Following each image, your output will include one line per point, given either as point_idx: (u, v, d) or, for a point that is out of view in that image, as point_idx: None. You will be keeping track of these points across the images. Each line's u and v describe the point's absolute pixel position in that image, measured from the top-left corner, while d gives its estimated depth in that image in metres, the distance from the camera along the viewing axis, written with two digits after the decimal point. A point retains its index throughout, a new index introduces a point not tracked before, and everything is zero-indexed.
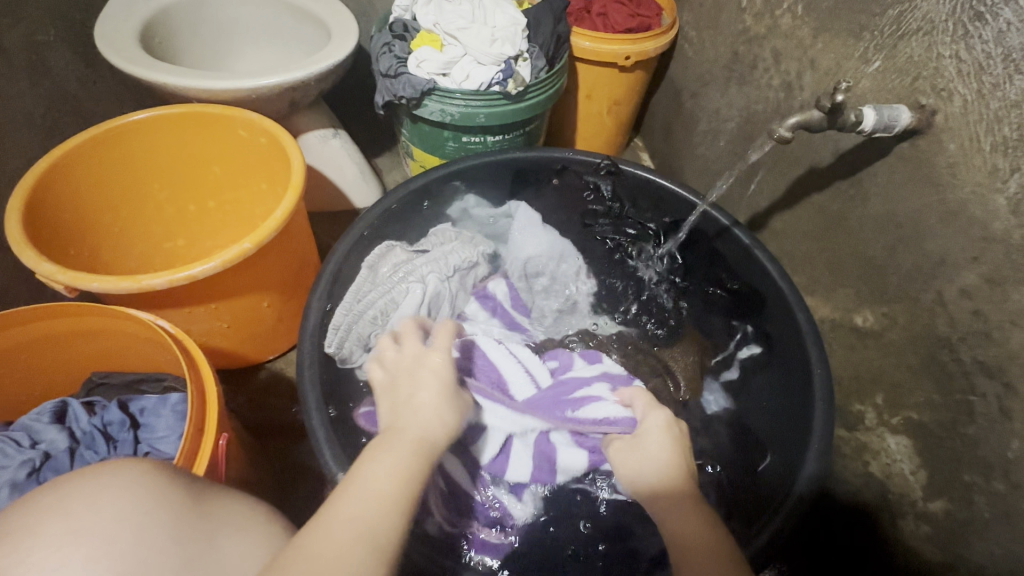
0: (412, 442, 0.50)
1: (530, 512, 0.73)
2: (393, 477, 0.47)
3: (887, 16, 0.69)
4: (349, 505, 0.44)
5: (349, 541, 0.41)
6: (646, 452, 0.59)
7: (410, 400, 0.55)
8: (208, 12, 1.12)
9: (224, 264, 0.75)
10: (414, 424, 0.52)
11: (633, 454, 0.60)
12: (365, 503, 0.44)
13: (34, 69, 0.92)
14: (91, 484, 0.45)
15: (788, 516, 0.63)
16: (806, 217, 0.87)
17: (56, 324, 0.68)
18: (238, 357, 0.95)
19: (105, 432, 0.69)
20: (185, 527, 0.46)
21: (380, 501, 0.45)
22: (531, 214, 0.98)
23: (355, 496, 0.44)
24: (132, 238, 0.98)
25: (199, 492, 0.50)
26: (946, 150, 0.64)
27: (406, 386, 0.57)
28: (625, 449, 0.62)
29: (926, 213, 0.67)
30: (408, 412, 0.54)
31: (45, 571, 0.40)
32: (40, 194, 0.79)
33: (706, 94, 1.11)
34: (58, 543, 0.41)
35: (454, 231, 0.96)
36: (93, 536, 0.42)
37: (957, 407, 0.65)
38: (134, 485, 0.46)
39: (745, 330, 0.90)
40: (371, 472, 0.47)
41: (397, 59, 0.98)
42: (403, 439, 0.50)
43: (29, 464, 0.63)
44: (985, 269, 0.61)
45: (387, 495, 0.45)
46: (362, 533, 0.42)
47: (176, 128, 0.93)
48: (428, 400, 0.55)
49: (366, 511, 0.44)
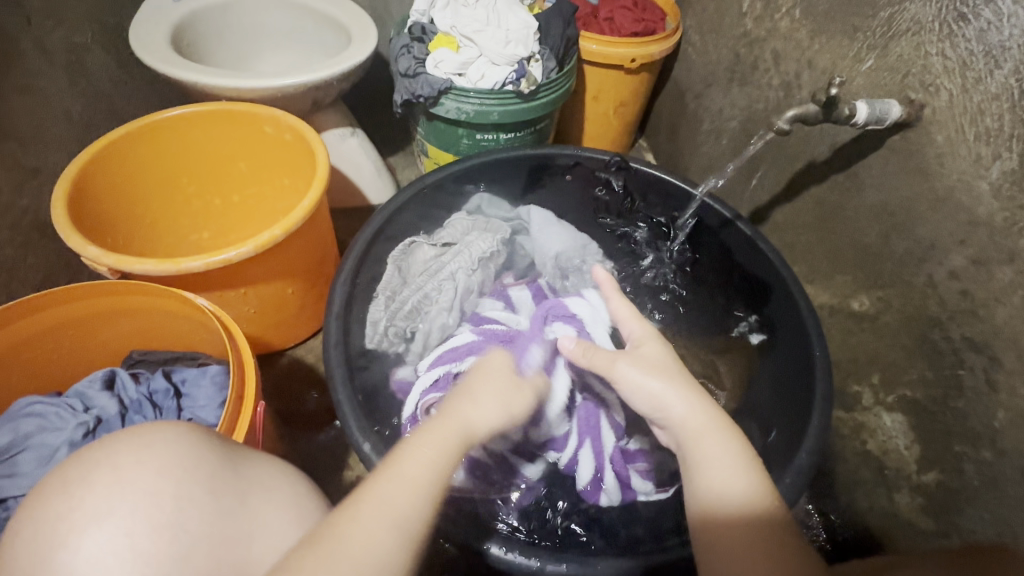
0: (457, 438, 0.50)
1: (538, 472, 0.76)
2: (427, 465, 0.48)
3: (879, 18, 0.74)
4: (386, 490, 0.45)
5: (376, 528, 0.43)
6: (664, 372, 0.57)
7: (472, 392, 0.55)
8: (232, 16, 1.17)
9: (257, 249, 0.80)
10: (463, 415, 0.52)
11: (639, 367, 0.57)
12: (402, 491, 0.46)
13: (73, 69, 0.98)
14: (135, 441, 0.49)
15: (797, 485, 0.66)
16: (806, 209, 0.91)
17: (101, 302, 0.74)
18: (263, 343, 1.00)
19: (151, 400, 0.74)
20: (219, 484, 0.50)
21: (419, 491, 0.46)
22: (546, 214, 1.02)
23: (397, 479, 0.46)
24: (164, 229, 1.02)
25: (234, 455, 0.54)
26: (933, 142, 0.68)
27: (474, 377, 0.57)
28: (631, 364, 0.57)
29: (917, 201, 0.71)
30: (466, 402, 0.53)
31: (100, 514, 0.45)
32: (81, 183, 0.84)
33: (710, 94, 1.16)
34: (108, 491, 0.46)
35: (468, 220, 0.98)
36: (139, 488, 0.46)
37: (947, 382, 0.69)
38: (177, 445, 0.50)
39: (749, 320, 0.92)
40: (411, 459, 0.48)
41: (415, 60, 1.04)
42: (451, 432, 0.50)
43: (85, 426, 0.69)
44: (971, 251, 0.66)
45: (426, 485, 0.47)
46: (393, 518, 0.44)
47: (208, 126, 0.99)
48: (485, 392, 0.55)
49: (400, 497, 0.45)
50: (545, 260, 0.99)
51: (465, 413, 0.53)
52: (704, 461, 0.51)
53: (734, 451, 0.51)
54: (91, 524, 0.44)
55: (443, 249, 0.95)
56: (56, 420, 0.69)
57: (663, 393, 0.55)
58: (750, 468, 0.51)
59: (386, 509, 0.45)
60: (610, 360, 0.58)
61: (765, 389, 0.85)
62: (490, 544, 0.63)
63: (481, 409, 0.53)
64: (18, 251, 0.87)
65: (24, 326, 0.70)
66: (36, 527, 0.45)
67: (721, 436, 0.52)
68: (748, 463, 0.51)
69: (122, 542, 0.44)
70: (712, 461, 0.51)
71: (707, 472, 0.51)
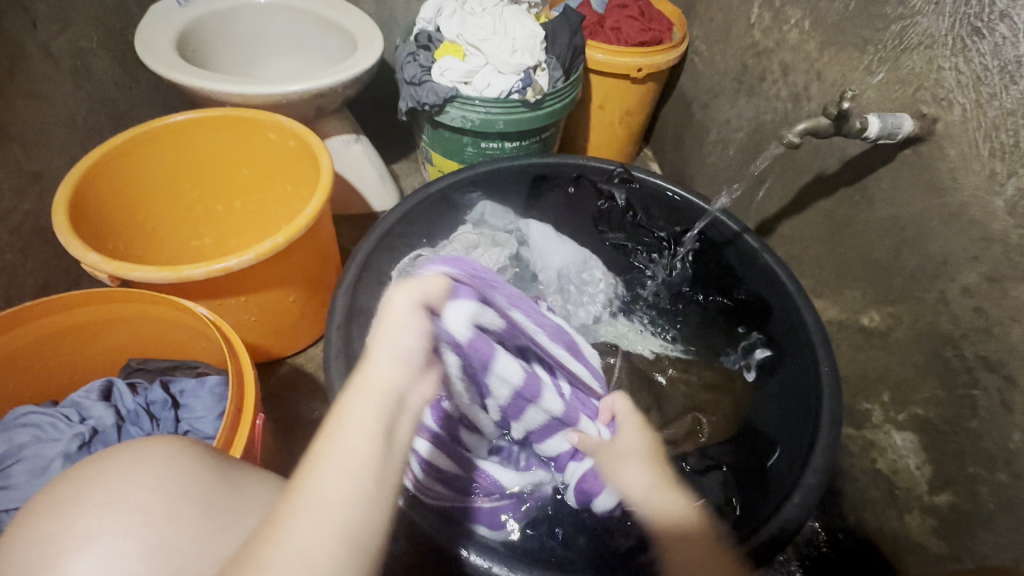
0: (376, 406, 0.39)
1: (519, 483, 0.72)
2: (356, 444, 0.38)
3: (890, 31, 0.74)
4: (317, 484, 0.36)
5: (309, 530, 0.35)
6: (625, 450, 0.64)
7: (381, 344, 0.41)
8: (238, 22, 1.17)
9: (259, 257, 0.79)
10: (379, 377, 0.40)
11: (610, 457, 0.64)
12: (334, 482, 0.36)
13: (78, 73, 0.98)
14: (128, 457, 0.49)
15: (805, 506, 0.64)
16: (814, 222, 0.90)
17: (102, 311, 0.73)
18: (262, 351, 0.99)
19: (149, 411, 0.74)
20: (214, 503, 0.48)
21: (351, 476, 0.37)
22: (546, 229, 1.02)
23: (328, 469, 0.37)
24: (165, 234, 1.01)
25: (231, 474, 0.53)
26: (946, 156, 0.67)
27: (379, 327, 0.43)
28: (607, 459, 0.64)
29: (928, 216, 0.70)
30: (374, 367, 0.40)
31: (88, 535, 0.43)
32: (82, 190, 0.83)
33: (716, 105, 1.16)
34: (99, 511, 0.44)
35: (475, 232, 0.99)
36: (133, 507, 0.45)
37: (960, 402, 0.68)
38: (171, 462, 0.49)
39: (752, 337, 0.90)
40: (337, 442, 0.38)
41: (421, 68, 1.03)
42: (369, 400, 0.39)
43: (80, 438, 0.67)
44: (985, 268, 0.64)
45: (360, 466, 0.37)
46: (326, 514, 0.35)
47: (214, 134, 0.99)
48: (397, 349, 0.41)
49: (334, 487, 0.36)
50: (548, 273, 0.99)
51: (374, 371, 0.40)
52: (668, 524, 0.58)
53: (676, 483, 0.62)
54: (81, 544, 0.42)
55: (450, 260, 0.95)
56: (51, 431, 0.68)
57: (629, 465, 0.62)
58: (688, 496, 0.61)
59: (315, 506, 0.36)
60: (607, 447, 0.65)
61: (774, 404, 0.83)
62: (467, 549, 0.60)
63: (394, 365, 0.41)
64: (17, 257, 0.87)
65: (24, 332, 0.69)
66: (24, 547, 0.43)
67: (676, 496, 0.60)
68: (678, 488, 0.61)
69: (114, 563, 0.42)
70: (661, 504, 0.59)
71: (663, 516, 0.59)
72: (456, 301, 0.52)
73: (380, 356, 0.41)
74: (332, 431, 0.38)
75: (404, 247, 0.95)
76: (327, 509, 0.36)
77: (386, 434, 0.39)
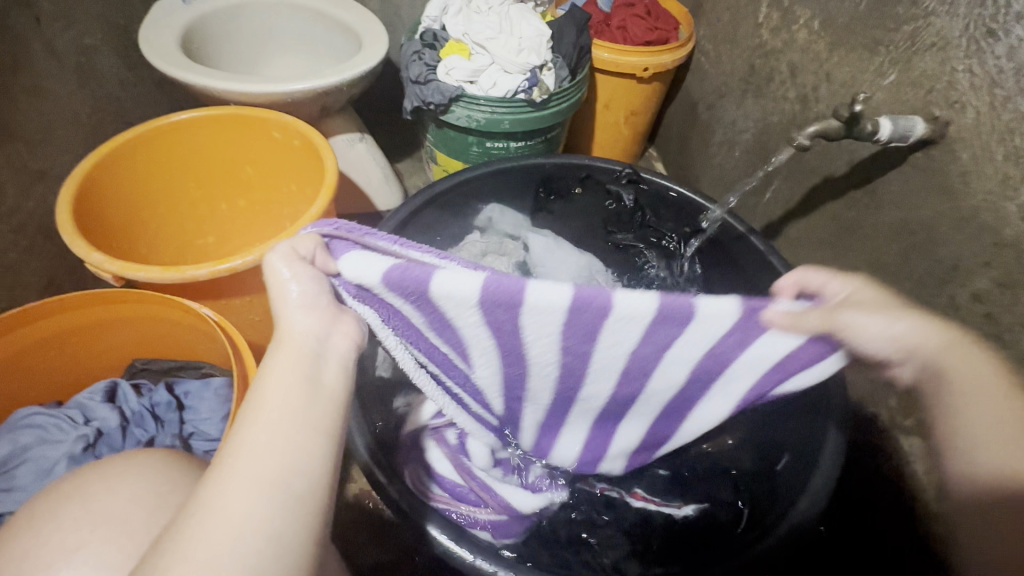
0: (297, 361, 0.40)
1: (538, 504, 0.70)
2: (283, 397, 0.38)
3: (902, 32, 0.73)
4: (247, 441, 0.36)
5: (241, 484, 0.34)
6: (891, 318, 0.46)
7: (288, 305, 0.42)
8: (242, 19, 1.17)
9: (264, 258, 0.78)
10: (295, 335, 0.41)
11: (863, 311, 0.46)
12: (264, 436, 0.37)
13: (82, 71, 0.97)
14: (111, 471, 0.50)
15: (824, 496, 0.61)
16: (822, 225, 0.89)
17: (98, 313, 0.73)
18: (267, 352, 0.98)
19: (154, 412, 0.74)
20: None
21: (282, 426, 0.37)
22: (554, 243, 1.02)
23: (256, 424, 0.37)
24: (168, 233, 1.01)
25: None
26: (958, 159, 0.67)
27: (276, 292, 0.42)
28: (857, 315, 0.46)
29: (939, 221, 0.70)
30: (287, 325, 0.41)
31: (66, 551, 0.44)
32: (87, 189, 0.83)
33: (722, 105, 1.15)
34: (74, 526, 0.45)
35: (483, 240, 1.02)
36: (110, 520, 0.46)
37: None
38: (145, 475, 0.50)
39: None
40: (263, 399, 0.38)
41: (427, 67, 1.03)
42: (289, 356, 0.40)
43: (85, 439, 0.67)
44: (996, 273, 0.64)
45: (291, 417, 0.38)
46: (258, 468, 0.35)
47: (214, 132, 0.98)
48: (303, 306, 0.42)
49: (265, 440, 0.36)
50: None
51: (286, 328, 0.41)
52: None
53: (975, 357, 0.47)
54: (59, 559, 0.43)
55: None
56: (56, 433, 0.68)
57: (913, 335, 0.45)
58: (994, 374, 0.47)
59: (245, 460, 0.35)
60: (828, 312, 0.46)
61: None
62: (432, 524, 0.59)
63: (308, 319, 0.41)
64: (21, 255, 0.86)
65: (23, 336, 0.68)
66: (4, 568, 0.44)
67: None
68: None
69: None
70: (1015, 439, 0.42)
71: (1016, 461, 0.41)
72: (334, 257, 0.44)
73: (289, 313, 0.42)
74: (255, 391, 0.39)
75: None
76: (258, 463, 0.35)
77: (310, 382, 0.39)
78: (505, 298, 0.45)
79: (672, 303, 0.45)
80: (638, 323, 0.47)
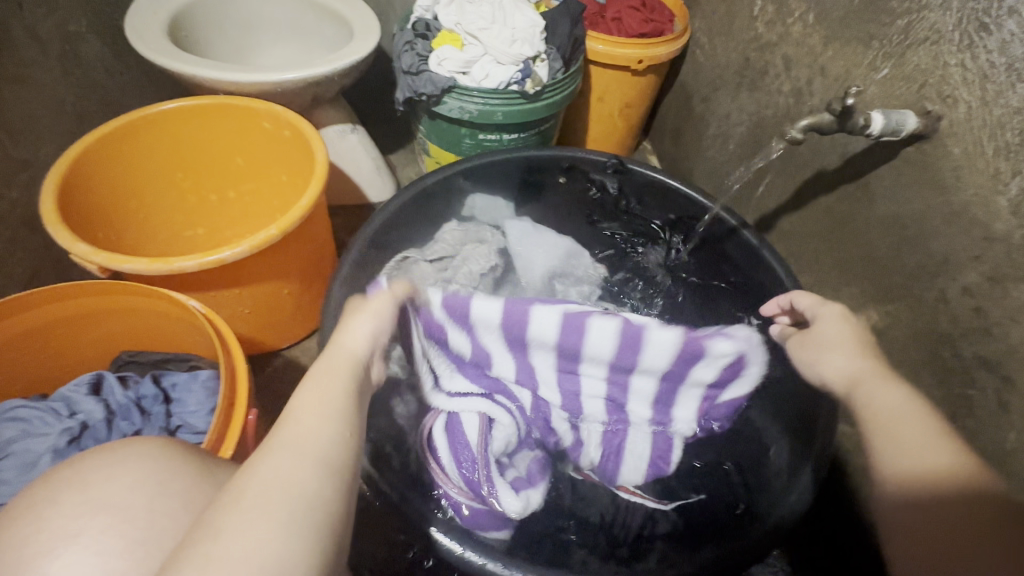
0: (345, 369, 0.51)
1: (519, 507, 0.67)
2: (326, 393, 0.48)
3: (896, 26, 0.72)
4: (296, 424, 0.44)
5: (292, 453, 0.42)
6: (827, 347, 0.62)
7: (344, 330, 0.55)
8: (231, 8, 1.15)
9: (252, 249, 0.77)
10: (345, 350, 0.53)
11: (841, 351, 0.60)
12: (311, 421, 0.45)
13: (67, 59, 0.95)
14: (106, 457, 0.49)
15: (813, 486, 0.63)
16: (814, 219, 0.90)
17: (84, 304, 0.72)
18: (257, 344, 0.98)
19: (139, 405, 0.72)
20: (197, 496, 0.47)
21: (325, 413, 0.46)
22: (530, 231, 1.03)
23: (305, 414, 0.45)
24: (157, 224, 1.00)
25: (214, 467, 0.52)
26: (950, 154, 0.67)
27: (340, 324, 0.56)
28: (805, 345, 0.65)
29: (929, 215, 0.70)
30: (342, 343, 0.53)
31: (65, 536, 0.43)
32: (72, 178, 0.82)
33: (717, 99, 1.14)
34: (74, 511, 0.44)
35: (461, 230, 1.01)
36: (110, 506, 0.45)
37: (956, 401, 0.68)
38: (146, 461, 0.49)
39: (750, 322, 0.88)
40: (309, 394, 0.47)
41: (419, 57, 1.01)
42: (337, 365, 0.51)
43: (69, 433, 0.66)
44: (985, 268, 0.64)
45: (331, 408, 0.46)
46: (305, 443, 0.43)
47: (203, 122, 0.96)
48: (355, 328, 0.55)
49: (312, 423, 0.45)
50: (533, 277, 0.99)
51: (340, 344, 0.53)
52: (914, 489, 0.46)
53: (897, 384, 0.54)
54: (57, 545, 0.43)
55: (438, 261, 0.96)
56: (40, 426, 0.67)
57: (884, 385, 0.54)
58: (915, 405, 0.52)
59: (296, 436, 0.43)
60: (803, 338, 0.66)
61: None
62: (434, 528, 0.59)
63: (359, 340, 0.54)
64: (5, 246, 0.85)
65: (7, 327, 0.67)
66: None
67: (936, 451, 0.47)
68: (943, 441, 0.48)
69: (93, 562, 0.42)
70: (908, 446, 0.48)
71: (908, 462, 0.47)
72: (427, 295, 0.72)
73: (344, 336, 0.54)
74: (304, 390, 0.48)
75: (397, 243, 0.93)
76: (304, 439, 0.43)
77: (352, 391, 0.49)
78: (518, 324, 0.74)
79: (628, 328, 0.74)
80: (601, 361, 0.76)
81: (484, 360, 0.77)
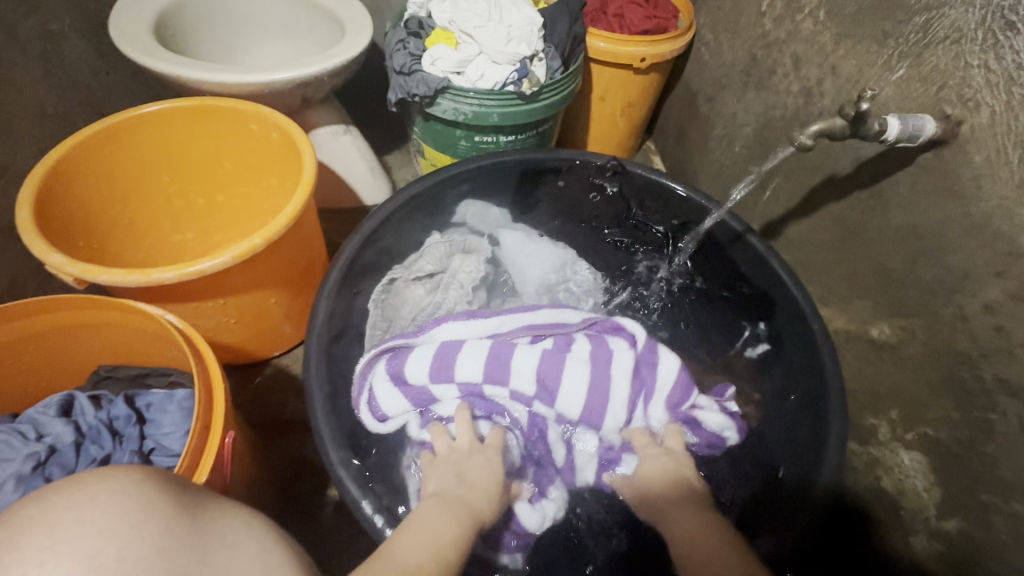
0: (469, 513, 0.56)
1: (540, 521, 0.70)
2: (444, 536, 0.52)
3: (913, 23, 0.68)
4: (403, 549, 0.49)
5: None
6: (641, 478, 0.68)
7: (472, 479, 0.61)
8: (221, 5, 1.11)
9: (235, 260, 0.74)
10: (475, 501, 0.58)
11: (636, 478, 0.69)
12: (417, 550, 0.49)
13: (49, 59, 0.93)
14: (78, 494, 0.45)
15: (813, 515, 0.64)
16: (823, 227, 0.86)
17: (57, 319, 0.69)
18: (245, 354, 0.95)
19: (111, 427, 0.70)
20: (175, 539, 0.44)
21: (428, 553, 0.49)
22: (521, 238, 0.98)
23: (412, 540, 0.50)
24: (140, 232, 0.97)
25: (191, 505, 0.49)
26: (971, 161, 0.62)
27: (466, 462, 0.63)
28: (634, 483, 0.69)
29: (948, 226, 0.66)
30: (472, 490, 0.59)
31: None
32: (49, 185, 0.78)
33: (722, 98, 1.10)
34: (38, 556, 0.40)
35: (445, 241, 0.93)
36: (78, 550, 0.41)
37: (975, 425, 0.64)
38: (122, 498, 0.45)
39: (756, 328, 0.86)
40: (430, 525, 0.52)
41: (411, 56, 0.98)
42: (460, 507, 0.56)
43: (34, 458, 0.64)
44: (1009, 284, 0.60)
45: (436, 547, 0.50)
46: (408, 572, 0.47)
47: (186, 122, 0.93)
48: (483, 482, 0.61)
49: (421, 563, 0.48)
50: (531, 284, 0.94)
51: (477, 498, 0.59)
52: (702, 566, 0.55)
53: (683, 490, 0.65)
54: None
55: (426, 278, 0.90)
56: (6, 450, 0.65)
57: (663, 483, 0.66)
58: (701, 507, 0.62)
59: (399, 563, 0.47)
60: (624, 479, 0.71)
61: (777, 395, 0.80)
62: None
63: (487, 502, 0.59)
64: None
65: None
66: None
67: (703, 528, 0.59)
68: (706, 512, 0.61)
69: None
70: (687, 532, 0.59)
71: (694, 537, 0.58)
72: (408, 358, 0.74)
73: (483, 490, 0.60)
74: (415, 520, 0.54)
75: (388, 252, 0.89)
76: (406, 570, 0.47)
77: (456, 545, 0.51)
78: (501, 360, 0.73)
79: (597, 353, 0.75)
80: (582, 367, 0.74)
81: (476, 390, 0.73)
